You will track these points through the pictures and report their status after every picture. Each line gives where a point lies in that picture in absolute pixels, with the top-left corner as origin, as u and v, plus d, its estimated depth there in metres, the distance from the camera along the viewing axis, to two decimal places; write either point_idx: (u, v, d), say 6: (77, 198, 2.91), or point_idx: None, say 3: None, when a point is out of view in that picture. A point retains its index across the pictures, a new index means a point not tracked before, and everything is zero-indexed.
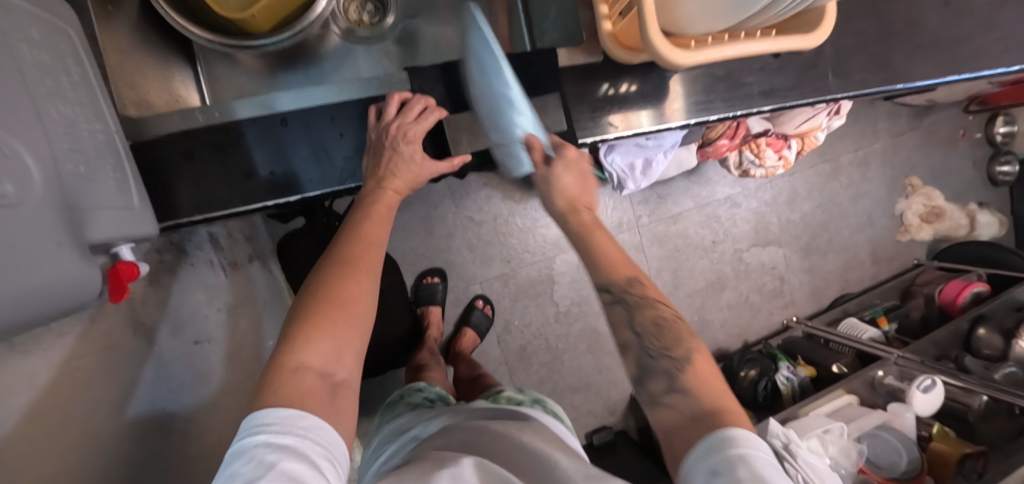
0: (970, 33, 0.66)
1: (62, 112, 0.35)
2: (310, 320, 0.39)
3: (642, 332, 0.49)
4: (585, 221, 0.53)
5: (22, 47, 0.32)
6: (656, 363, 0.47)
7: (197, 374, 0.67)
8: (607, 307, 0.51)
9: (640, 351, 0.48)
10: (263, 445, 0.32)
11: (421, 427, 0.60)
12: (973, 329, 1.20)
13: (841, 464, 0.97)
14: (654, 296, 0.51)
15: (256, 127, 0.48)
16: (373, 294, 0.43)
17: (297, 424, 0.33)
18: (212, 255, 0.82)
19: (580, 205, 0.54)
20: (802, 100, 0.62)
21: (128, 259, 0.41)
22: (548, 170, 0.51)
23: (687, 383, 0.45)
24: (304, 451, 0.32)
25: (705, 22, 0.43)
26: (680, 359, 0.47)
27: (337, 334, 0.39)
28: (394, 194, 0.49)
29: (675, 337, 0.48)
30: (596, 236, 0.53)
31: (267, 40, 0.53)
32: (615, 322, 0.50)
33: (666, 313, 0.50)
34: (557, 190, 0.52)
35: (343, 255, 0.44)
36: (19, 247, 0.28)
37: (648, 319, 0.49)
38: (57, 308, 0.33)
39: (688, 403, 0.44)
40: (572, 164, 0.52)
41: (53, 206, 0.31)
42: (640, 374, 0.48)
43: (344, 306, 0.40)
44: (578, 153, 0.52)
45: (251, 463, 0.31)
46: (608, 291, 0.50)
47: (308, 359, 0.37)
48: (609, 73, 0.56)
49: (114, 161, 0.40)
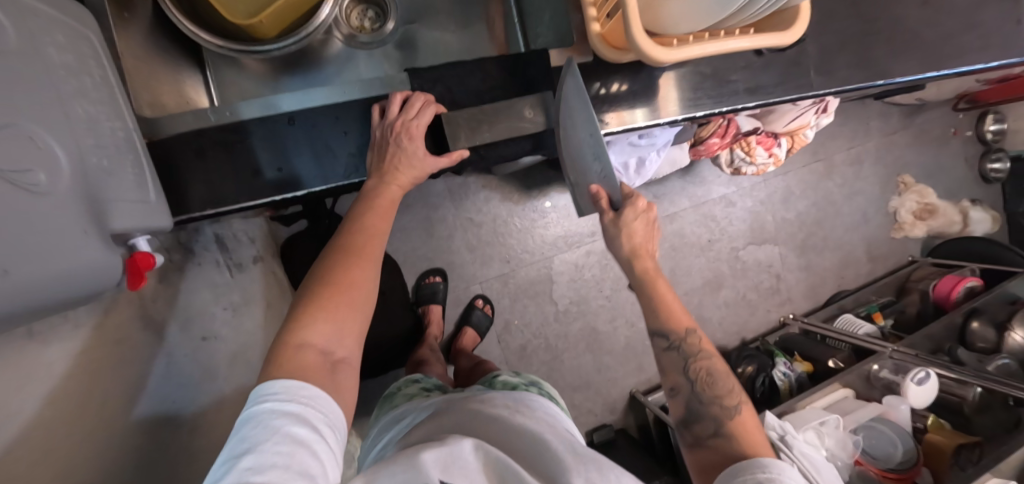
0: (947, 30, 0.69)
1: (85, 110, 0.38)
2: (314, 303, 0.42)
3: (696, 381, 0.59)
4: (650, 269, 0.61)
5: (50, 50, 0.35)
6: (706, 410, 0.57)
7: (204, 368, 0.69)
8: (663, 350, 0.60)
9: (691, 397, 0.58)
10: (268, 412, 0.34)
11: (415, 416, 0.62)
12: (966, 323, 1.22)
13: (837, 455, 0.99)
14: (707, 350, 0.60)
15: (264, 126, 0.50)
16: (372, 282, 0.46)
17: (299, 393, 0.36)
18: (218, 254, 0.84)
19: (644, 253, 0.61)
20: (786, 96, 0.64)
21: (144, 249, 0.43)
22: (617, 215, 0.59)
23: (731, 429, 0.55)
24: (307, 418, 0.35)
25: (687, 21, 0.46)
26: (730, 409, 0.57)
27: (337, 315, 0.42)
28: (397, 191, 0.52)
29: (725, 389, 0.58)
30: (659, 287, 0.61)
31: (272, 45, 0.56)
32: (670, 368, 0.60)
33: (715, 364, 0.59)
34: (626, 233, 0.59)
35: (346, 244, 0.47)
36: (49, 230, 0.31)
37: (700, 369, 0.59)
38: (81, 291, 0.35)
39: (731, 444, 0.54)
40: (638, 213, 0.59)
41: (78, 195, 0.34)
42: (689, 418, 0.58)
43: (345, 290, 0.43)
44: (646, 203, 0.60)
45: (258, 426, 0.33)
46: (666, 340, 0.60)
47: (310, 337, 0.40)
48: (599, 72, 0.59)
49: (132, 157, 0.43)
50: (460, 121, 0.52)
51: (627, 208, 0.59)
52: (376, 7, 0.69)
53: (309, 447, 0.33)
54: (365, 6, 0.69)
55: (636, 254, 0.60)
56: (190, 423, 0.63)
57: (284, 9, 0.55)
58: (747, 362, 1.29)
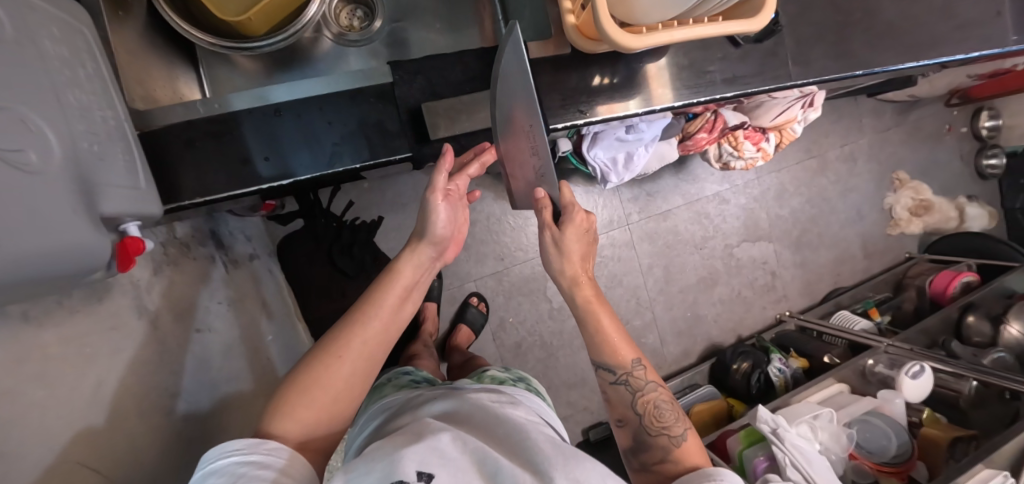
0: (924, 20, 0.70)
1: (78, 98, 0.40)
2: (288, 395, 0.46)
3: (643, 415, 0.59)
4: (591, 299, 0.61)
5: (46, 42, 0.37)
6: (654, 440, 0.58)
7: (198, 359, 0.70)
8: (611, 385, 0.62)
9: (638, 429, 0.59)
10: (232, 463, 0.39)
11: (400, 406, 0.63)
12: (962, 317, 1.22)
13: (832, 449, 0.98)
14: (652, 381, 0.61)
15: (252, 117, 0.52)
16: (352, 380, 0.48)
17: (236, 446, 0.40)
18: (214, 251, 0.86)
19: (586, 281, 0.62)
20: (764, 86, 0.65)
21: (135, 235, 0.45)
22: (559, 232, 0.60)
23: (678, 454, 0.56)
24: (270, 462, 0.40)
25: (656, 10, 0.47)
26: (677, 438, 0.57)
27: (300, 414, 0.45)
28: (406, 268, 0.54)
29: (671, 417, 0.58)
30: (602, 319, 0.61)
31: (262, 42, 0.58)
32: (618, 401, 0.61)
33: (660, 395, 0.60)
34: (568, 255, 0.61)
35: (337, 332, 0.48)
36: (41, 208, 0.32)
37: (645, 401, 0.60)
38: (71, 269, 0.37)
39: (676, 468, 0.55)
40: (579, 234, 0.60)
41: (69, 176, 0.36)
42: (637, 447, 0.59)
43: (315, 390, 0.45)
44: (586, 217, 0.60)
45: (223, 475, 0.38)
46: (613, 373, 0.61)
47: (281, 430, 0.44)
48: (579, 64, 0.60)
49: (123, 145, 0.45)
50: (432, 111, 0.56)
51: (569, 227, 0.59)
52: (364, 6, 0.71)
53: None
54: (354, 5, 0.71)
55: (578, 283, 0.61)
56: (184, 413, 0.64)
57: (272, 7, 0.57)
58: (742, 359, 1.29)
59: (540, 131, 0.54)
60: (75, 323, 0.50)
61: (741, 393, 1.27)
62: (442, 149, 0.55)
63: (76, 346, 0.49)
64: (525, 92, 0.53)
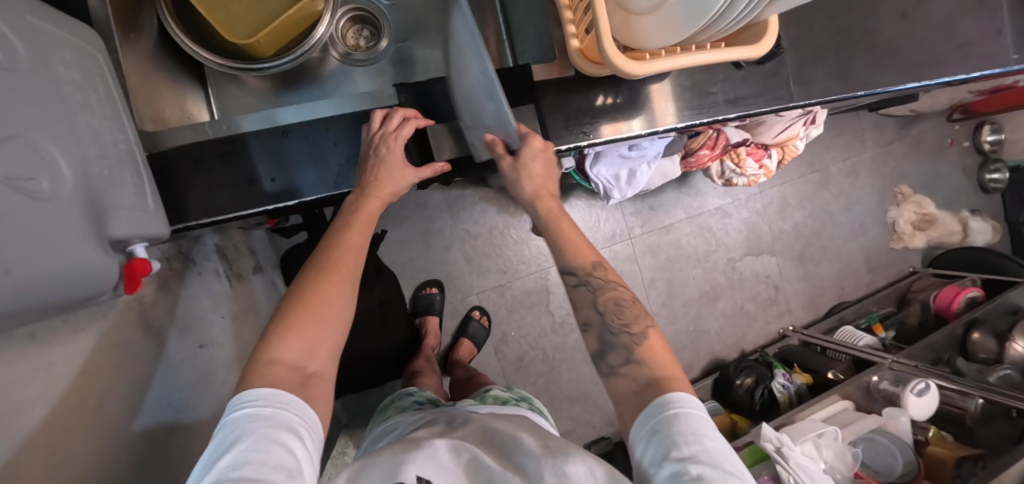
0: (925, 42, 0.71)
1: (90, 123, 0.40)
2: (287, 319, 0.45)
3: (604, 312, 0.54)
4: (553, 210, 0.60)
5: (59, 68, 0.38)
6: (617, 338, 0.52)
7: (201, 375, 0.70)
8: (574, 289, 0.56)
9: (601, 329, 0.53)
10: (246, 418, 0.38)
11: (403, 428, 0.63)
12: (968, 334, 1.21)
13: (836, 468, 0.97)
14: (614, 281, 0.56)
15: (259, 138, 0.53)
16: (348, 296, 0.49)
17: (251, 399, 0.39)
18: (219, 265, 0.86)
19: (547, 194, 0.60)
20: (765, 107, 0.66)
21: (141, 256, 0.45)
22: (515, 159, 0.56)
23: (641, 354, 0.50)
24: (285, 420, 0.39)
25: (660, 36, 0.48)
26: (637, 336, 0.52)
27: (308, 332, 0.45)
28: (374, 204, 0.54)
29: (634, 316, 0.53)
30: (563, 224, 0.59)
31: (270, 62, 0.59)
32: (579, 303, 0.55)
33: (622, 293, 0.55)
34: (528, 175, 0.57)
35: (322, 260, 0.50)
36: (51, 236, 0.33)
37: (607, 299, 0.54)
38: (78, 293, 0.37)
39: (642, 371, 0.49)
40: (537, 153, 0.55)
41: (80, 202, 0.36)
42: (602, 348, 0.53)
43: (317, 308, 0.46)
44: (544, 144, 0.55)
45: (237, 428, 0.37)
46: (574, 276, 0.56)
47: (283, 353, 0.43)
48: (583, 86, 0.60)
49: (132, 168, 0.45)
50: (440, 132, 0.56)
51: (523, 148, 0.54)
52: (371, 26, 0.72)
53: (285, 444, 0.37)
54: (361, 25, 0.72)
55: (538, 199, 0.59)
56: (186, 429, 0.65)
57: (281, 30, 0.58)
58: (746, 374, 1.28)
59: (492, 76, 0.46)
60: (79, 339, 0.51)
61: (744, 409, 1.26)
62: (375, 110, 0.54)
63: (79, 364, 0.50)
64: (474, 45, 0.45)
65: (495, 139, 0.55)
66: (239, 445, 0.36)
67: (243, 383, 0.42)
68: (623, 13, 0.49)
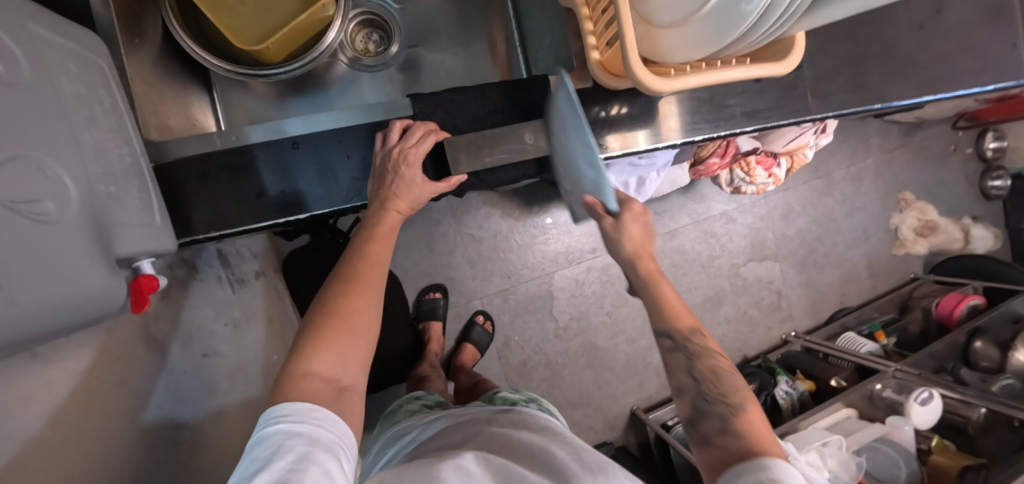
0: (943, 55, 0.70)
1: (95, 138, 0.39)
2: (318, 330, 0.43)
3: (701, 380, 0.53)
4: (653, 271, 0.58)
5: (63, 81, 0.36)
6: (712, 407, 0.51)
7: (205, 386, 0.69)
8: (666, 352, 0.55)
9: (696, 395, 0.53)
10: (282, 433, 0.36)
11: (421, 432, 0.61)
12: (970, 342, 1.22)
13: (841, 477, 0.96)
14: (711, 349, 0.55)
15: (268, 149, 0.52)
16: (376, 307, 0.48)
17: (285, 413, 0.38)
18: (222, 271, 0.84)
19: (646, 254, 0.59)
20: (783, 120, 0.65)
21: (148, 272, 0.43)
22: (616, 221, 0.58)
23: (738, 426, 0.49)
24: (320, 438, 0.37)
25: (685, 50, 0.46)
26: (735, 406, 0.51)
27: (341, 343, 0.43)
28: (394, 216, 0.52)
29: (731, 386, 0.53)
30: (661, 287, 0.58)
31: (278, 69, 0.58)
32: (676, 367, 0.54)
33: (719, 363, 0.55)
34: (629, 240, 0.58)
35: (347, 271, 0.48)
36: (57, 264, 0.31)
37: (705, 368, 0.54)
38: (83, 318, 0.36)
39: (737, 443, 0.48)
40: (636, 218, 0.59)
41: (86, 222, 0.35)
42: (694, 416, 0.52)
43: (349, 320, 0.44)
44: (642, 209, 0.60)
45: (273, 446, 0.35)
46: (670, 339, 0.55)
47: (317, 366, 0.41)
48: (599, 98, 0.59)
49: (139, 182, 0.44)
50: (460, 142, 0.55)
51: (626, 215, 0.58)
52: (380, 30, 0.71)
53: (323, 465, 0.35)
54: (371, 29, 0.71)
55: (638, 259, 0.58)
56: (188, 443, 0.63)
57: (291, 35, 0.56)
58: (749, 380, 1.27)
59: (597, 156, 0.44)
60: (82, 355, 0.49)
61: None
62: (393, 121, 0.53)
63: (82, 380, 0.49)
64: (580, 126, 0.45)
65: (594, 200, 0.57)
66: (280, 465, 0.34)
67: (274, 395, 0.40)
68: (646, 26, 0.48)
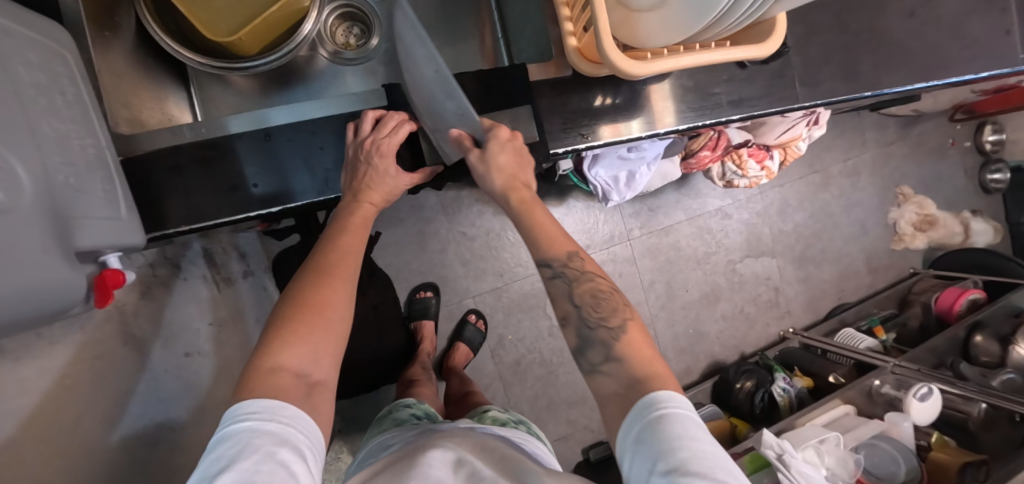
0: (936, 41, 0.68)
1: (55, 128, 0.38)
2: (289, 325, 0.42)
3: (581, 305, 0.49)
4: (525, 200, 0.53)
5: (20, 68, 0.35)
6: (594, 334, 0.48)
7: (187, 386, 0.68)
8: (549, 282, 0.51)
9: (579, 323, 0.49)
10: (249, 431, 0.35)
11: (402, 444, 0.60)
12: (970, 337, 1.20)
13: (838, 474, 0.95)
14: (592, 271, 0.51)
15: (242, 140, 0.51)
16: (350, 301, 0.47)
17: (253, 409, 0.36)
18: (207, 270, 0.83)
19: (520, 184, 0.53)
20: (770, 108, 0.64)
21: (114, 267, 0.43)
22: (481, 151, 0.50)
23: (621, 351, 0.46)
24: (289, 438, 0.36)
25: (664, 34, 0.45)
26: (616, 328, 0.48)
27: (313, 338, 0.42)
28: (367, 208, 0.51)
29: (611, 308, 0.49)
30: (536, 215, 0.53)
31: (251, 62, 0.56)
32: (554, 295, 0.51)
33: (600, 284, 0.51)
34: (496, 169, 0.50)
35: (320, 264, 0.47)
36: (9, 254, 0.30)
37: (583, 291, 0.50)
38: (40, 312, 0.35)
39: (621, 368, 0.46)
40: (505, 144, 0.50)
41: (41, 212, 0.34)
42: (580, 345, 0.49)
43: (320, 314, 0.43)
44: (512, 133, 0.51)
45: (236, 444, 0.34)
46: (550, 268, 0.51)
47: (285, 360, 0.40)
48: (580, 87, 0.58)
49: (103, 175, 0.43)
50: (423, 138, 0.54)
51: (493, 144, 0.50)
52: (361, 23, 0.70)
53: (289, 465, 0.34)
54: (351, 22, 0.70)
55: (510, 190, 0.52)
56: (167, 444, 0.62)
57: (263, 28, 0.55)
58: (746, 377, 1.26)
59: (448, 75, 0.41)
60: (55, 353, 0.48)
61: (744, 413, 1.25)
62: (366, 110, 0.52)
63: (56, 379, 0.48)
64: (419, 40, 0.42)
65: (462, 133, 0.51)
66: (243, 463, 0.32)
67: (241, 392, 0.39)
68: (624, 9, 0.47)
